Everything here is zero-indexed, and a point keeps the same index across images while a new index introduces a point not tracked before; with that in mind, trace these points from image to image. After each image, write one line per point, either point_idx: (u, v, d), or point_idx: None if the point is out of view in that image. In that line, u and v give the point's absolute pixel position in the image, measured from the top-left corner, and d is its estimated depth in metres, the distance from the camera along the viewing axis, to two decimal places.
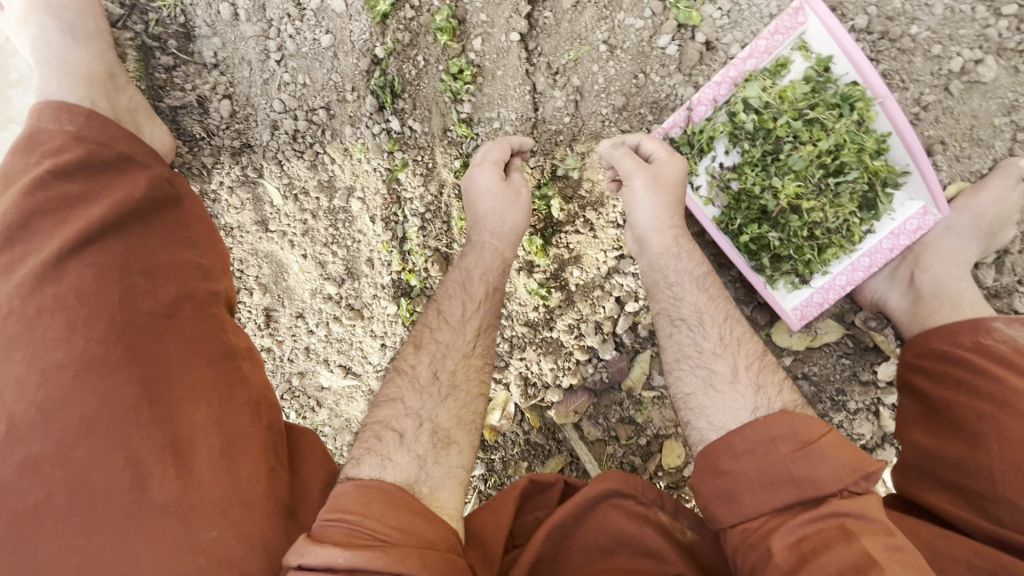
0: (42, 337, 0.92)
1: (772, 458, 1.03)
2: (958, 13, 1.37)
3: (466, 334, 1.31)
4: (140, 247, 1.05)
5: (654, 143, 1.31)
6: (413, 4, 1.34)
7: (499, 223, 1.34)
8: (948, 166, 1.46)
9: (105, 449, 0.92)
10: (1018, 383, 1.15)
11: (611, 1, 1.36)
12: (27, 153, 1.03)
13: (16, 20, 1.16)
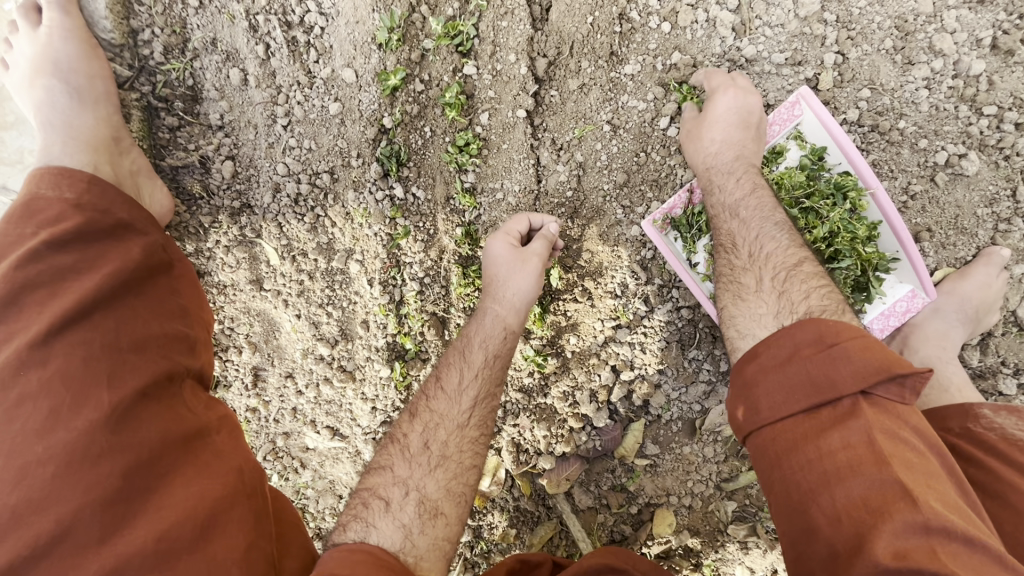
0: (21, 431, 0.87)
1: (794, 360, 1.03)
2: (945, 111, 1.42)
3: (462, 404, 1.29)
4: (130, 319, 1.02)
5: (714, 80, 1.35)
6: (423, 78, 1.37)
7: (506, 298, 1.34)
8: (935, 252, 1.51)
9: (80, 549, 0.85)
10: (1008, 474, 1.17)
11: (615, 84, 1.40)
12: (22, 223, 1.00)
13: (25, 83, 1.17)
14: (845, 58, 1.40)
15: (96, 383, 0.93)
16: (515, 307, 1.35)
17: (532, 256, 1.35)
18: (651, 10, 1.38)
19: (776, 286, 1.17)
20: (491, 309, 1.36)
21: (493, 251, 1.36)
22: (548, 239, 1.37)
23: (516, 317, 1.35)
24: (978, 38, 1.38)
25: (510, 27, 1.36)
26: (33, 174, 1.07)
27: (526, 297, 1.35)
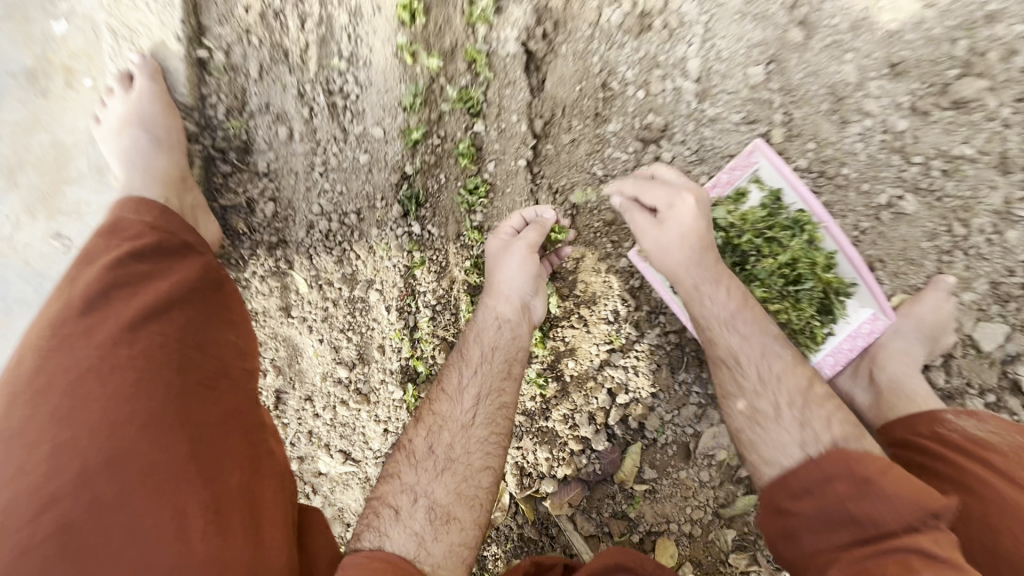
0: (112, 394, 1.05)
1: (829, 496, 1.25)
2: (881, 159, 1.68)
3: (464, 402, 1.44)
4: (194, 321, 1.19)
5: (665, 188, 1.48)
6: (440, 134, 1.60)
7: (502, 292, 1.51)
8: (890, 280, 1.75)
9: (156, 500, 1.03)
10: (961, 460, 1.34)
11: (599, 139, 1.63)
12: (110, 235, 1.19)
13: (114, 134, 1.42)
14: (791, 117, 1.65)
15: (178, 365, 1.13)
16: (510, 297, 1.51)
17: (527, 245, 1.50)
18: (627, 82, 1.60)
19: (796, 415, 1.38)
20: (489, 301, 1.53)
21: (489, 249, 1.57)
22: (542, 225, 1.53)
23: (511, 307, 1.51)
24: (898, 101, 1.65)
25: (512, 94, 1.59)
26: (117, 204, 1.28)
27: (521, 290, 1.52)
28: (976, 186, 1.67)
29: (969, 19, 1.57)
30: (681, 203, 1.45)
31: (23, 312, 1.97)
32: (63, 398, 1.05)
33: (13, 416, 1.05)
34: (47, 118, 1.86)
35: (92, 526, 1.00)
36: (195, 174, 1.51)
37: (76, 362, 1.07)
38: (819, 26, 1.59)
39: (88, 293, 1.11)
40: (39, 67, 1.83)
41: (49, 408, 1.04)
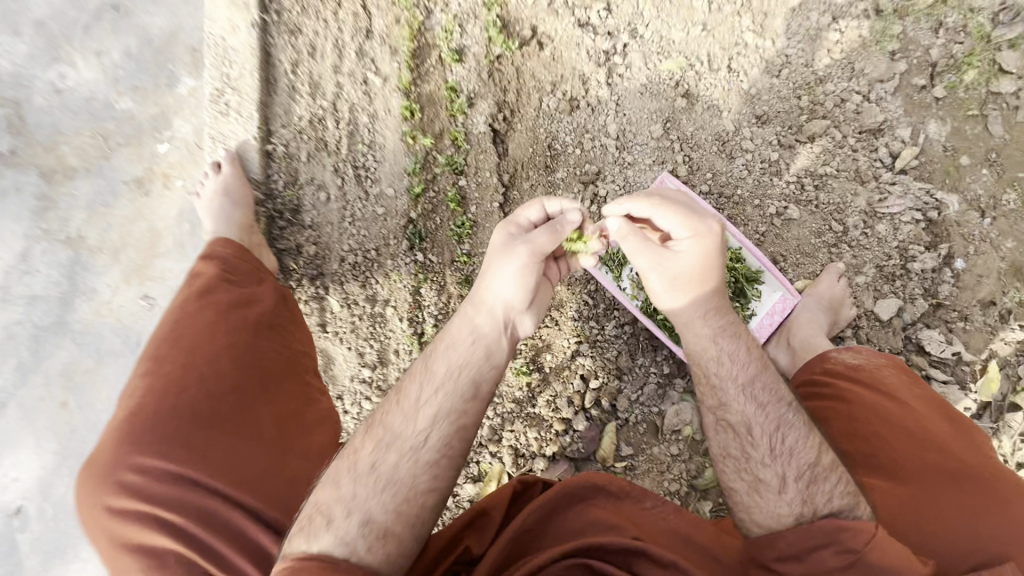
0: (235, 341, 1.68)
1: (816, 564, 1.40)
2: (766, 181, 2.24)
3: (418, 421, 1.55)
4: (275, 313, 1.81)
5: (684, 218, 1.61)
6: (435, 189, 2.20)
7: (484, 304, 1.65)
8: (795, 269, 2.21)
9: (254, 414, 1.63)
10: (839, 382, 1.78)
11: (553, 185, 2.25)
12: (221, 256, 1.83)
13: (206, 200, 2.04)
14: (690, 157, 2.25)
15: (232, 362, 1.65)
16: (496, 311, 1.65)
17: (518, 256, 1.61)
18: (566, 144, 2.26)
19: (800, 488, 1.49)
20: (470, 314, 1.66)
21: (488, 252, 1.69)
22: (555, 227, 1.63)
23: (490, 321, 1.65)
24: (768, 140, 2.25)
25: (485, 158, 2.22)
26: (211, 243, 1.88)
27: (502, 303, 1.65)
28: (842, 195, 2.21)
29: (805, 82, 2.25)
30: (697, 238, 1.61)
31: (111, 360, 2.47)
32: (176, 366, 1.63)
33: (170, 347, 1.66)
34: (147, 211, 2.52)
35: (218, 420, 1.58)
36: (261, 227, 2.12)
37: (173, 347, 1.66)
38: (699, 98, 2.25)
39: (215, 286, 1.77)
40: (146, 177, 2.53)
41: (157, 373, 1.62)
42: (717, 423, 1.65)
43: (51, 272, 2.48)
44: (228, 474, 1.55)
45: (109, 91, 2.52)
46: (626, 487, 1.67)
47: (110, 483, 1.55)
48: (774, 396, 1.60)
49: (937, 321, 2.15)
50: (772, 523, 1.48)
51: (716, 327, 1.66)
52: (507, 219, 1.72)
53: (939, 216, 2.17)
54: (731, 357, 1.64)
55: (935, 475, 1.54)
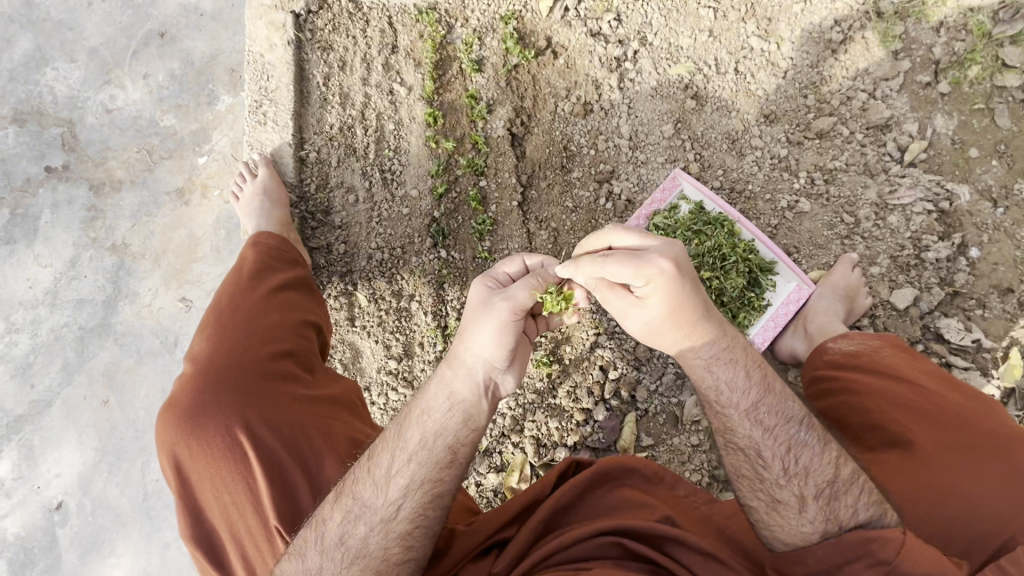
0: (279, 316, 1.76)
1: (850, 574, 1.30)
2: (776, 177, 2.31)
3: (389, 492, 1.42)
4: (312, 299, 1.91)
5: (626, 270, 1.35)
6: (457, 190, 2.31)
7: (465, 365, 1.48)
8: (808, 261, 2.26)
9: (298, 386, 1.65)
10: (844, 374, 1.68)
11: (570, 183, 2.34)
12: (264, 245, 1.95)
13: (245, 202, 2.20)
14: (701, 155, 2.34)
15: (288, 329, 1.73)
16: (474, 371, 1.47)
17: (494, 316, 1.44)
18: (582, 145, 2.36)
19: (824, 509, 1.35)
20: (448, 376, 1.50)
21: (462, 318, 1.53)
22: (534, 281, 1.50)
23: (468, 383, 1.48)
24: (777, 138, 2.33)
25: (504, 160, 2.33)
26: (250, 238, 2.02)
27: (485, 363, 1.47)
28: (852, 188, 2.26)
29: (811, 81, 2.33)
30: (647, 289, 1.36)
31: (150, 359, 2.60)
32: (225, 340, 1.67)
33: (218, 325, 1.72)
34: (186, 219, 2.68)
35: (265, 389, 1.59)
36: (294, 226, 2.27)
37: (233, 314, 1.73)
38: (708, 99, 2.35)
39: (260, 270, 1.86)
40: (186, 188, 2.70)
41: (219, 337, 1.68)
42: (723, 444, 1.47)
43: (97, 277, 2.64)
44: (288, 427, 1.55)
45: (154, 109, 2.72)
46: (661, 473, 1.59)
47: (179, 441, 1.55)
48: (782, 418, 1.43)
49: (954, 309, 2.16)
50: (797, 541, 1.35)
51: (709, 354, 1.44)
52: (486, 273, 1.60)
53: (951, 206, 2.18)
54: (729, 386, 1.44)
55: (965, 461, 1.43)
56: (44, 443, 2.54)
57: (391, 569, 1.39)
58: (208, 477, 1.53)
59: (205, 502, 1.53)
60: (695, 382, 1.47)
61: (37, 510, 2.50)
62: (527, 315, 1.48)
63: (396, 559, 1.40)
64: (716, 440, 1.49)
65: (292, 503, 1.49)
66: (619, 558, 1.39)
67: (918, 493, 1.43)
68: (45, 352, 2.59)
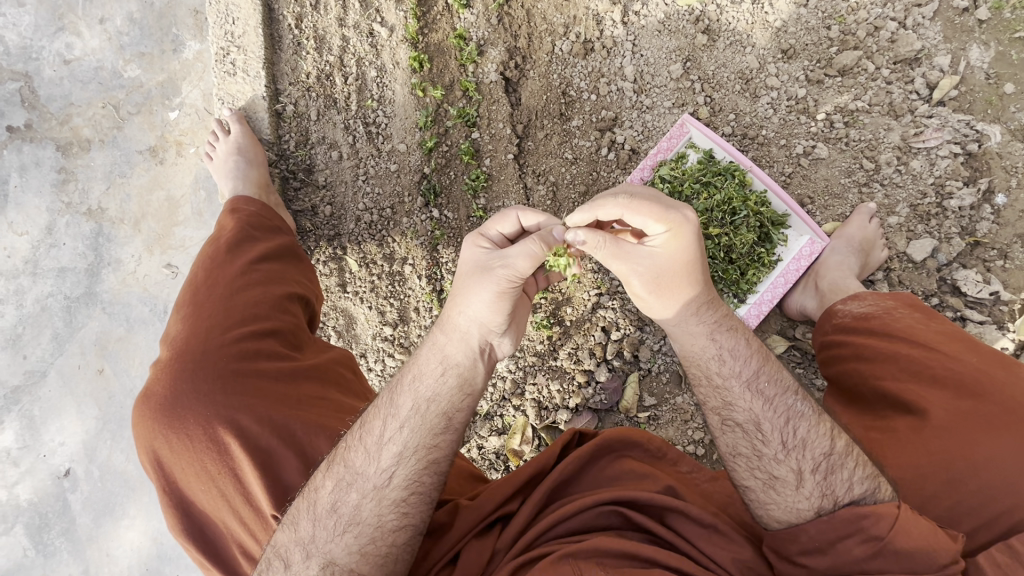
0: (257, 290, 1.66)
1: (845, 557, 1.24)
2: (792, 120, 2.13)
3: (381, 460, 1.38)
4: (292, 268, 1.81)
5: (656, 211, 1.33)
6: (448, 143, 2.15)
7: (460, 327, 1.42)
8: (821, 212, 2.13)
9: (279, 367, 1.57)
10: (856, 338, 1.64)
11: (569, 133, 2.17)
12: (236, 213, 1.84)
13: (219, 160, 2.06)
14: (712, 98, 2.15)
15: (270, 306, 1.65)
16: (468, 336, 1.42)
17: (490, 276, 1.36)
18: (582, 89, 2.17)
19: (821, 481, 1.30)
20: (441, 342, 1.44)
21: (458, 275, 1.45)
22: (536, 243, 1.35)
23: (462, 349, 1.42)
24: (796, 76, 2.13)
25: (497, 108, 2.15)
26: (227, 202, 1.91)
27: (479, 326, 1.40)
28: (874, 131, 2.09)
29: (835, 10, 2.10)
30: (674, 232, 1.34)
31: (141, 328, 2.54)
32: (198, 321, 1.59)
33: (193, 305, 1.63)
34: (163, 180, 2.53)
35: (244, 373, 1.52)
36: (275, 187, 2.13)
37: (207, 292, 1.64)
38: (721, 34, 2.14)
39: (232, 240, 1.75)
40: (160, 145, 2.53)
41: (196, 318, 1.60)
42: (720, 423, 1.42)
43: (77, 244, 2.53)
44: (272, 411, 1.50)
45: (115, 59, 2.50)
46: (664, 448, 1.58)
47: (160, 429, 1.50)
48: (784, 387, 1.40)
49: (974, 260, 2.04)
50: (792, 519, 1.31)
51: (712, 323, 1.43)
52: (478, 230, 1.49)
53: (980, 148, 2.02)
54: (732, 355, 1.41)
55: (981, 433, 1.36)
56: (45, 414, 2.53)
57: (388, 536, 1.35)
58: (192, 466, 1.48)
59: (191, 491, 1.49)
60: (697, 356, 1.44)
61: (47, 478, 2.53)
62: (526, 281, 1.38)
63: (392, 525, 1.35)
64: (712, 419, 1.45)
65: (280, 487, 1.45)
66: (620, 527, 1.39)
67: (926, 463, 1.38)
68: (33, 323, 2.53)
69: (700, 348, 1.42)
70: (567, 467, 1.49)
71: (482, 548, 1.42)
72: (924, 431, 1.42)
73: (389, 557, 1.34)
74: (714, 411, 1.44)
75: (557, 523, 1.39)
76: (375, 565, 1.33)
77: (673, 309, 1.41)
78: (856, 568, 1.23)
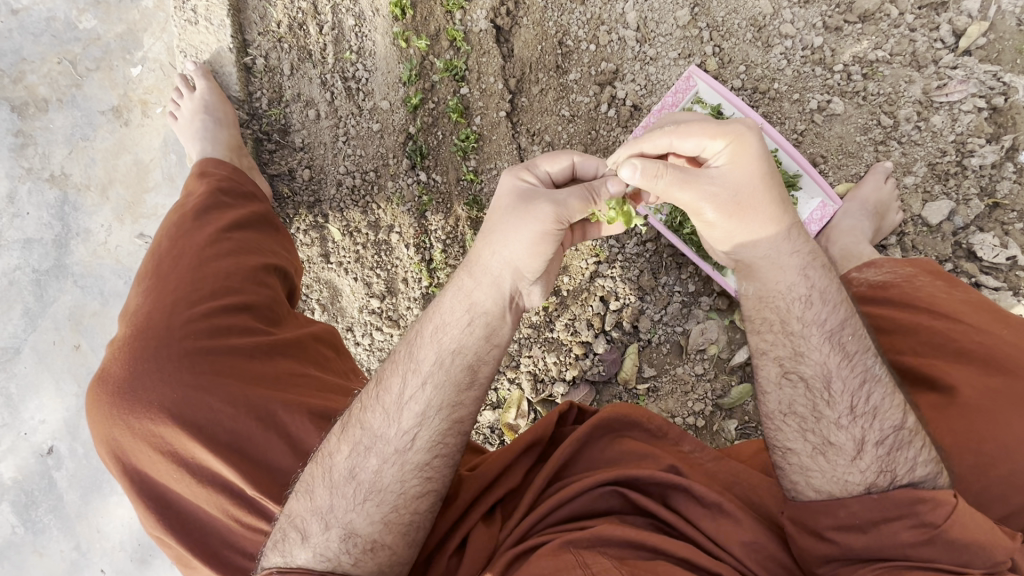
0: (226, 261, 1.54)
1: (888, 537, 1.18)
2: (807, 72, 1.97)
3: (402, 421, 1.31)
4: (265, 239, 1.68)
5: (710, 128, 1.26)
6: (434, 99, 1.99)
7: (487, 271, 1.35)
8: (834, 172, 1.99)
9: (252, 346, 1.47)
10: (873, 309, 1.55)
11: (565, 88, 2.00)
12: (202, 180, 1.70)
13: (186, 119, 1.89)
14: (721, 48, 1.98)
15: (243, 279, 1.54)
16: (500, 281, 1.34)
17: (535, 211, 1.29)
18: (579, 39, 1.99)
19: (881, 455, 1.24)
20: (469, 286, 1.36)
21: (491, 214, 1.36)
22: (590, 191, 1.32)
23: (491, 296, 1.35)
24: (812, 23, 1.96)
25: (487, 61, 1.98)
26: (196, 164, 1.78)
27: (509, 275, 1.34)
28: (894, 83, 1.94)
29: None
30: (737, 146, 1.24)
31: (116, 302, 2.41)
32: (162, 296, 1.48)
33: (156, 278, 1.52)
34: (129, 143, 2.35)
35: (214, 351, 1.43)
36: (248, 150, 1.98)
37: (172, 264, 1.53)
38: None
39: (196, 210, 1.61)
40: (123, 105, 2.34)
41: (160, 292, 1.49)
42: (781, 376, 1.33)
43: (41, 214, 2.37)
44: (245, 392, 1.40)
45: (67, 8, 2.29)
46: (665, 426, 1.49)
47: (121, 413, 1.40)
48: (864, 345, 1.32)
49: (991, 223, 1.93)
50: (833, 488, 1.25)
51: (788, 257, 1.32)
52: (524, 166, 1.41)
53: (1006, 101, 1.88)
54: (822, 296, 1.33)
55: (1010, 412, 1.29)
56: (22, 391, 2.43)
57: (411, 503, 1.28)
58: (161, 452, 1.39)
59: (162, 478, 1.41)
60: (770, 293, 1.35)
61: (30, 456, 2.44)
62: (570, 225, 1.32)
63: (415, 492, 1.29)
64: (772, 368, 1.35)
65: (263, 470, 1.38)
66: (620, 510, 1.34)
67: (951, 441, 1.32)
68: (2, 298, 2.39)
69: (786, 287, 1.33)
70: (567, 448, 1.43)
71: (483, 533, 1.36)
72: (948, 409, 1.35)
73: (412, 528, 1.28)
74: (775, 361, 1.35)
75: (558, 508, 1.33)
76: (398, 534, 1.27)
77: (761, 232, 1.30)
78: (899, 553, 1.17)
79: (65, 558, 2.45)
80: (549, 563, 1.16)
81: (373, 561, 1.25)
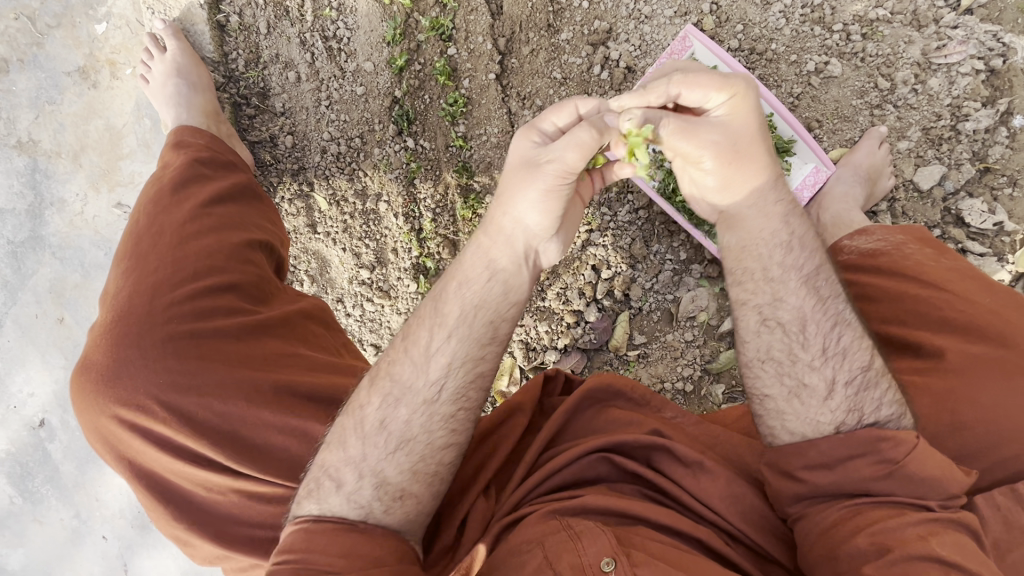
0: (204, 240, 1.49)
1: (852, 474, 1.22)
2: (805, 32, 1.92)
3: (426, 371, 1.32)
4: (247, 211, 1.63)
5: (715, 78, 1.24)
6: (421, 61, 1.91)
7: (502, 227, 1.36)
8: (829, 137, 1.96)
9: (239, 327, 1.45)
10: (863, 278, 1.56)
11: (557, 48, 1.93)
12: (179, 150, 1.64)
13: (158, 82, 1.80)
14: (718, 6, 1.92)
15: (225, 258, 1.50)
16: (513, 239, 1.36)
17: (542, 168, 1.28)
18: None
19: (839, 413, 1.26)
20: (486, 245, 1.38)
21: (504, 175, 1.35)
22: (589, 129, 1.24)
23: (508, 254, 1.37)
24: None
25: (475, 19, 1.90)
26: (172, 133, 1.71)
27: (523, 229, 1.35)
28: (893, 44, 1.90)
29: None
30: (737, 99, 1.25)
31: (98, 273, 2.35)
32: (143, 279, 1.44)
33: (135, 259, 1.48)
34: (98, 107, 2.24)
35: (201, 336, 1.41)
36: (227, 116, 1.89)
37: (150, 244, 1.48)
38: None
39: (172, 183, 1.56)
40: (89, 66, 2.22)
41: (140, 274, 1.45)
42: (760, 322, 1.35)
43: (12, 182, 2.27)
44: (233, 376, 1.39)
45: None
46: (649, 395, 1.52)
47: (110, 399, 1.39)
48: (835, 291, 1.35)
49: (981, 188, 1.92)
50: (806, 430, 1.28)
51: (785, 204, 1.35)
52: (529, 124, 1.36)
53: (1004, 63, 1.85)
54: (801, 243, 1.35)
55: (982, 376, 1.33)
56: (8, 364, 2.40)
57: (437, 453, 1.30)
58: (152, 436, 1.39)
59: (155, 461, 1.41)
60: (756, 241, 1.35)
61: (22, 428, 2.44)
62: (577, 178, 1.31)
63: (441, 443, 1.31)
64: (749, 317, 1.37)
65: (255, 448, 1.38)
66: (608, 477, 1.38)
67: (926, 404, 1.36)
68: None
69: (770, 233, 1.34)
70: (558, 417, 1.46)
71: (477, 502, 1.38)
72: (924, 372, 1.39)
73: (437, 477, 1.30)
74: (755, 309, 1.36)
75: (550, 476, 1.36)
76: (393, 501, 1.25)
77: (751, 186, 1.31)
78: (859, 489, 1.21)
79: (65, 525, 2.49)
80: (537, 529, 1.22)
81: (402, 509, 1.25)
